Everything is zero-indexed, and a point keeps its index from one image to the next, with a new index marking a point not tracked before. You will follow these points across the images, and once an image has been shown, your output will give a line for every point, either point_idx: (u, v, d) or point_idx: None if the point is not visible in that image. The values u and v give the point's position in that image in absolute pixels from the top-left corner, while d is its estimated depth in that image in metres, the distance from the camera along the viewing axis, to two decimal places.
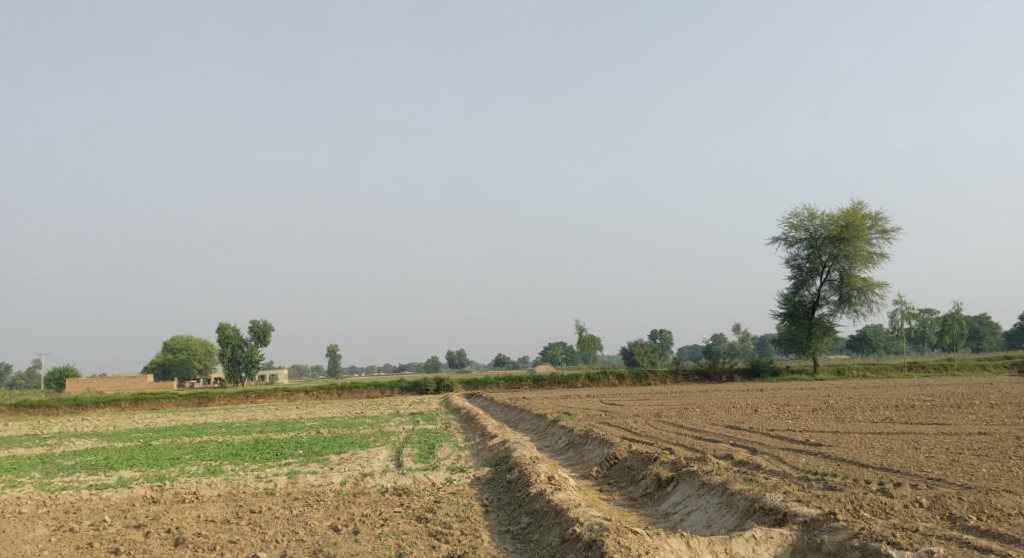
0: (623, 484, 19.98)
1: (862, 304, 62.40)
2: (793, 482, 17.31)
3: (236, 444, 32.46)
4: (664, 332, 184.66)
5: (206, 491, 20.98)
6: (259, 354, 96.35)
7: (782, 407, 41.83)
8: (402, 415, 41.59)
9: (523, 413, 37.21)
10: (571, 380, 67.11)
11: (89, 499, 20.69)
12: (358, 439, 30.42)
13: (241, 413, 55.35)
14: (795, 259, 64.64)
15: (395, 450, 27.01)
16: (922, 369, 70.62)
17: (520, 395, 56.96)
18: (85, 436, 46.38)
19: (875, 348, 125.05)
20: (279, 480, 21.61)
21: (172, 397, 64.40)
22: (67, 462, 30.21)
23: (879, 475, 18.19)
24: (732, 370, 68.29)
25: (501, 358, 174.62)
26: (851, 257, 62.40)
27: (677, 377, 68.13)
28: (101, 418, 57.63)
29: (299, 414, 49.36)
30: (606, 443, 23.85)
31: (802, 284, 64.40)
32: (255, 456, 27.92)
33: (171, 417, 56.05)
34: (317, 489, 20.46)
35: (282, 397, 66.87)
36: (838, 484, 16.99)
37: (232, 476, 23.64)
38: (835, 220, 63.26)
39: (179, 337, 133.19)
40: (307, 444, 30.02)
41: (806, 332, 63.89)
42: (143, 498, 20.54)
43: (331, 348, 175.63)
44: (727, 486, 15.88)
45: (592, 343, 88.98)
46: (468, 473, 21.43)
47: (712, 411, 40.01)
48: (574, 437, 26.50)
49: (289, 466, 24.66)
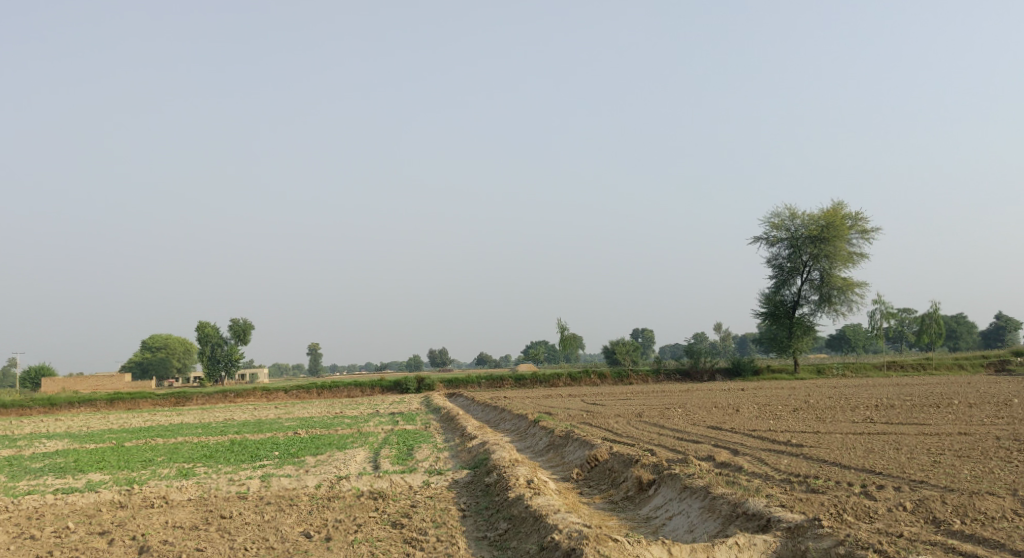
0: (604, 486, 19.63)
1: (842, 304, 62.43)
2: (777, 485, 16.98)
3: (212, 445, 31.89)
4: (646, 330, 184.73)
5: (176, 496, 20.46)
6: (239, 353, 95.46)
7: (764, 407, 41.65)
8: (381, 415, 41.13)
9: (503, 413, 36.81)
10: (553, 380, 66.78)
11: (54, 504, 20.14)
12: (336, 440, 29.91)
13: (218, 413, 54.64)
14: (776, 258, 64.59)
15: (373, 452, 26.54)
16: (901, 369, 70.79)
17: (501, 394, 56.57)
18: (57, 437, 45.60)
19: (854, 347, 125.63)
20: (252, 484, 21.10)
21: (149, 396, 63.56)
22: (37, 465, 29.53)
23: (861, 477, 17.86)
24: (714, 370, 68.19)
25: (483, 356, 174.16)
26: (831, 257, 62.41)
27: (659, 376, 67.96)
28: (76, 419, 56.75)
29: (277, 414, 48.80)
30: (587, 444, 23.48)
31: (783, 284, 64.38)
32: (230, 458, 27.36)
33: (147, 418, 55.32)
34: (291, 493, 19.98)
35: (261, 396, 66.14)
36: (821, 486, 16.67)
37: (204, 479, 23.09)
38: (815, 219, 63.24)
39: (157, 336, 131.68)
40: (283, 445, 29.48)
41: (786, 332, 63.83)
42: (111, 503, 20.00)
43: (312, 347, 174.60)
44: (709, 490, 15.53)
45: (574, 342, 88.74)
46: (446, 476, 20.99)
47: (694, 411, 39.75)
48: (555, 439, 26.11)
49: (264, 468, 24.17)
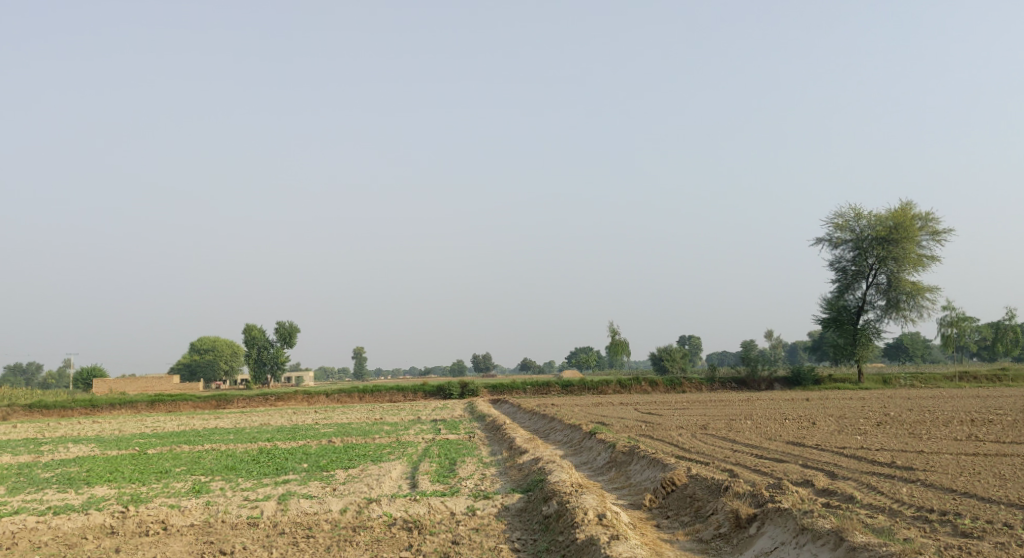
0: (686, 519, 16.25)
1: (911, 310, 57.86)
2: (913, 526, 13.56)
3: (237, 454, 28.80)
4: (693, 337, 179.53)
5: (176, 520, 17.38)
6: (285, 356, 93.13)
7: (841, 420, 37.53)
8: (423, 422, 37.89)
9: (554, 422, 33.37)
10: (601, 386, 63.26)
11: (35, 529, 17.33)
12: (371, 451, 26.65)
13: (256, 418, 51.67)
14: (839, 261, 60.35)
15: (412, 466, 23.30)
16: (974, 381, 65.62)
17: (548, 401, 53.29)
18: (84, 442, 43.04)
19: (912, 357, 120.31)
20: (266, 505, 17.89)
21: (190, 399, 61.01)
22: (47, 475, 26.63)
23: (1015, 516, 14.32)
24: (772, 378, 63.94)
25: (527, 361, 170.15)
26: (900, 259, 57.95)
27: (713, 385, 63.85)
28: (114, 421, 54.29)
29: (315, 419, 45.99)
30: (657, 463, 20.04)
31: (847, 288, 60.04)
32: (253, 471, 24.26)
33: (184, 421, 52.67)
34: (311, 520, 16.83)
35: (302, 400, 63.36)
36: (976, 529, 13.25)
37: (216, 498, 20.03)
38: (883, 219, 58.78)
39: (205, 338, 130.38)
40: (313, 456, 26.26)
41: (849, 339, 59.27)
42: (101, 531, 17.10)
43: (357, 350, 172.34)
44: (843, 536, 12.37)
45: (623, 348, 84.75)
46: (495, 501, 17.61)
47: (764, 424, 35.88)
48: (616, 455, 22.64)
49: (287, 485, 21.00)
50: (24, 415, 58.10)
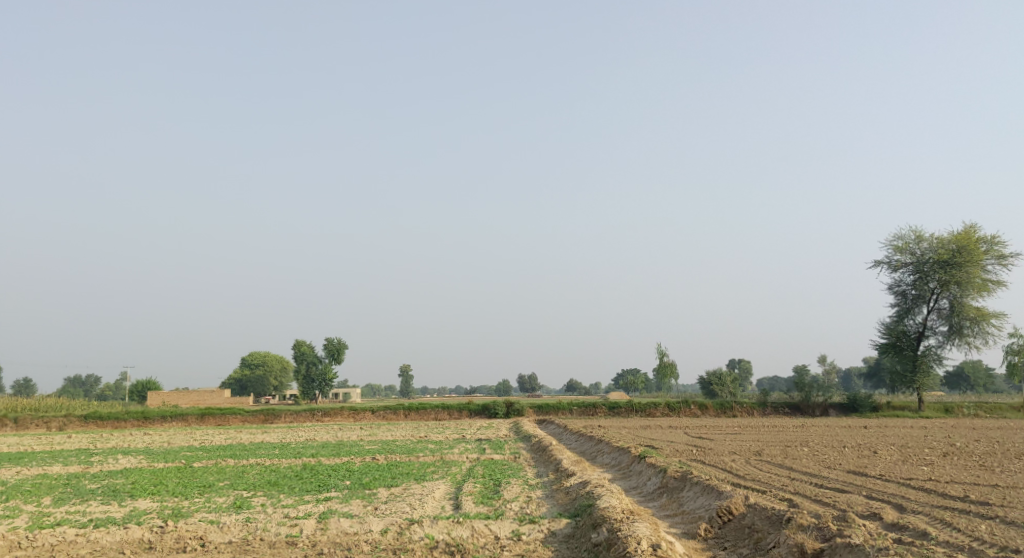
0: (746, 551, 15.33)
1: (975, 336, 55.81)
2: None
3: (281, 469, 28.37)
4: (743, 362, 176.51)
5: (215, 537, 16.87)
6: (333, 372, 93.25)
7: (904, 450, 36.00)
8: (468, 442, 37.14)
9: (602, 445, 32.40)
10: (650, 409, 61.98)
11: (73, 542, 16.92)
12: (414, 470, 25.98)
13: (303, 433, 51.33)
14: (899, 284, 58.51)
15: (455, 486, 22.61)
16: None
17: (596, 423, 52.27)
18: (133, 453, 43.04)
19: (974, 386, 116.21)
20: (306, 523, 17.31)
21: (238, 413, 61.02)
22: (93, 486, 26.42)
23: None
24: (827, 405, 62.03)
25: (574, 383, 168.63)
26: (963, 284, 55.88)
27: (765, 410, 62.15)
28: (163, 434, 54.40)
29: (360, 435, 45.53)
30: (711, 491, 19.08)
31: (907, 313, 58.13)
32: (295, 487, 23.74)
33: (231, 435, 52.59)
34: (351, 540, 16.25)
35: (349, 416, 63.05)
36: None
37: (256, 514, 19.55)
38: (946, 243, 56.93)
39: (257, 353, 131.34)
40: (357, 473, 25.67)
41: (909, 366, 57.30)
42: (139, 546, 16.68)
43: (404, 369, 172.39)
44: None
45: (672, 371, 83.13)
46: (541, 526, 16.81)
47: (822, 452, 34.53)
48: (667, 480, 21.69)
49: (327, 503, 20.43)
50: (79, 425, 58.60)
